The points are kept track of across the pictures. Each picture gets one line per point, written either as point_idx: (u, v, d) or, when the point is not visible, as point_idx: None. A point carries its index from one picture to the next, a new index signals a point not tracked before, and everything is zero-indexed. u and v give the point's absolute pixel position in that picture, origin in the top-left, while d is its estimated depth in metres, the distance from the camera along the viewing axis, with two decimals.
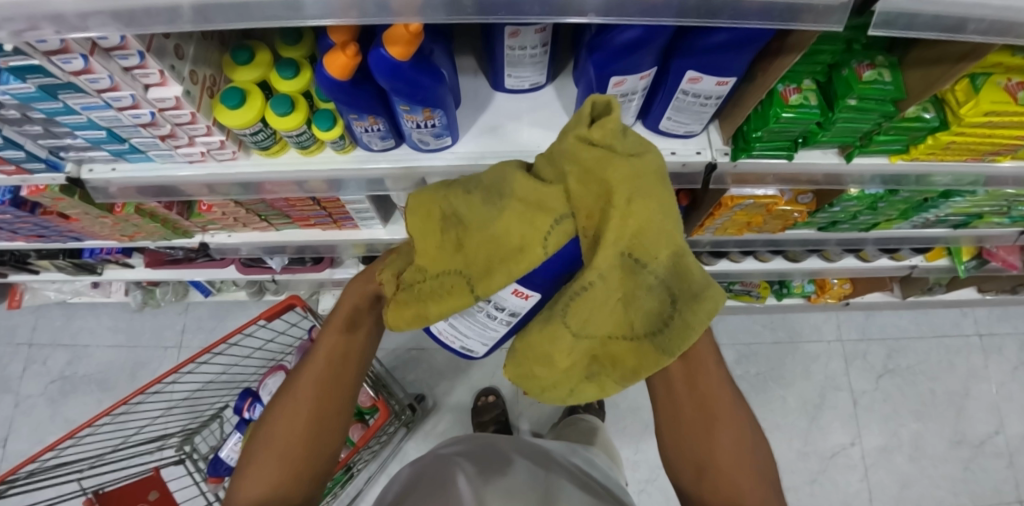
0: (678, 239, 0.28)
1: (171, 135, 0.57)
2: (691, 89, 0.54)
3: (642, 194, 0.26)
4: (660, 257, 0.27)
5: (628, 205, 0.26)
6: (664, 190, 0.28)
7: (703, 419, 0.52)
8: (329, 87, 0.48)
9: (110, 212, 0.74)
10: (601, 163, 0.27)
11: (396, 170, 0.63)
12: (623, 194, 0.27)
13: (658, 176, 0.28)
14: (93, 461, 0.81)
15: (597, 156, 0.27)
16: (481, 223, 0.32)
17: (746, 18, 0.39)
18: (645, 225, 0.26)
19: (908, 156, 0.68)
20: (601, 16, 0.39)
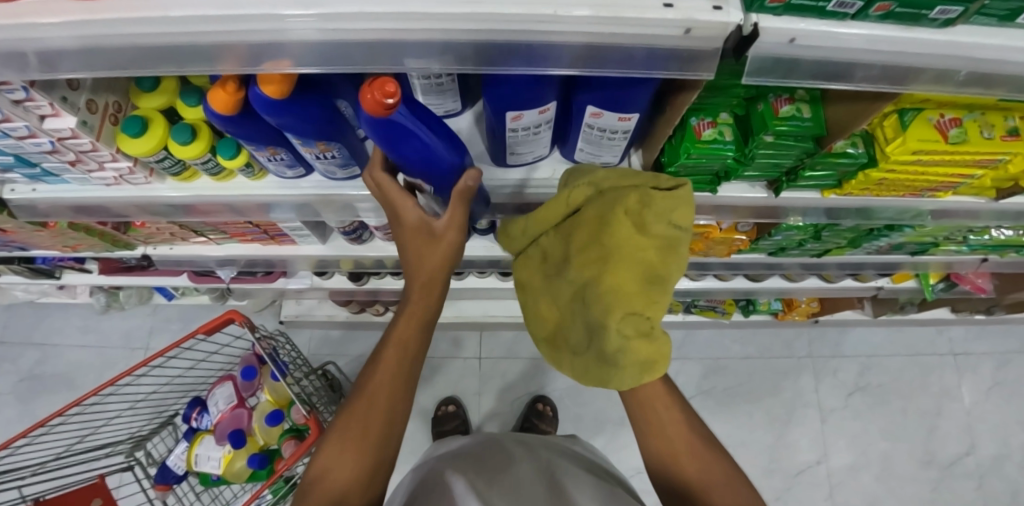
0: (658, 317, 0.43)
1: (79, 161, 0.56)
2: (595, 123, 0.52)
3: (635, 283, 0.42)
4: (650, 319, 0.43)
5: (643, 276, 0.42)
6: (664, 277, 0.43)
7: (669, 448, 0.57)
8: (217, 120, 0.48)
9: (43, 226, 0.74)
10: (631, 247, 0.42)
11: (313, 197, 0.63)
12: (623, 271, 0.42)
13: (665, 268, 0.42)
14: (35, 469, 0.82)
15: (634, 229, 0.42)
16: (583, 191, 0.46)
17: (604, 66, 0.38)
18: (647, 278, 0.42)
19: (841, 191, 0.66)
20: (445, 68, 0.39)
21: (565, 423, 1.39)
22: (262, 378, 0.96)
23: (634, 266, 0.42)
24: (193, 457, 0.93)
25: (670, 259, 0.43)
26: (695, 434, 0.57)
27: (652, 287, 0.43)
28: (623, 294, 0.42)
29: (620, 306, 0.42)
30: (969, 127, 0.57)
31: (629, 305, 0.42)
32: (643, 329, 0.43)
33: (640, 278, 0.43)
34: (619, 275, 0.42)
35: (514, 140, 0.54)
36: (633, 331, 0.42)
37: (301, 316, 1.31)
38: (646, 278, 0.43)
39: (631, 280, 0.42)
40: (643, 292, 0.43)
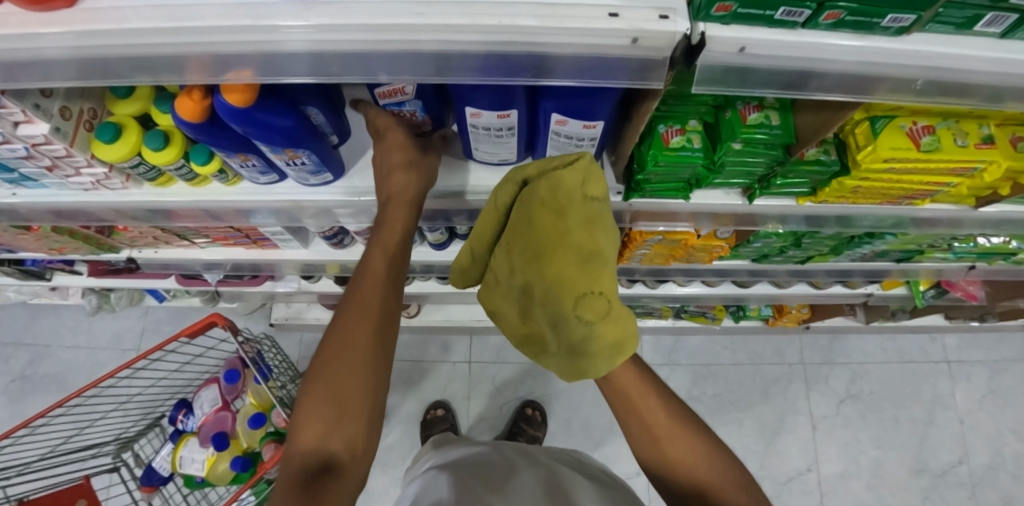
0: (606, 294, 0.43)
1: (57, 167, 0.57)
2: (561, 131, 0.52)
3: (576, 266, 0.43)
4: (600, 295, 0.43)
5: (576, 257, 0.43)
6: (595, 250, 0.43)
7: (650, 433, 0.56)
8: (185, 128, 0.49)
9: (27, 230, 0.75)
10: (560, 236, 0.43)
11: (286, 203, 0.63)
12: (564, 259, 0.43)
13: (593, 248, 0.43)
14: (19, 470, 0.83)
15: (548, 216, 0.43)
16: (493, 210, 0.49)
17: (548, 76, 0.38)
18: (580, 255, 0.43)
19: (816, 199, 0.65)
20: (392, 76, 0.39)
21: (553, 427, 1.39)
22: (245, 381, 0.96)
23: (571, 251, 0.43)
24: (178, 459, 0.94)
25: (600, 231, 0.43)
26: (676, 418, 0.56)
27: (595, 262, 0.43)
28: (570, 280, 0.43)
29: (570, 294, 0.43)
30: (943, 135, 0.57)
31: (578, 289, 0.43)
32: (603, 310, 0.43)
33: (581, 261, 0.43)
34: (561, 262, 0.43)
35: (478, 136, 0.55)
36: (592, 314, 0.43)
37: (291, 319, 1.32)
38: (586, 261, 0.42)
39: (573, 264, 0.43)
40: (587, 269, 0.43)
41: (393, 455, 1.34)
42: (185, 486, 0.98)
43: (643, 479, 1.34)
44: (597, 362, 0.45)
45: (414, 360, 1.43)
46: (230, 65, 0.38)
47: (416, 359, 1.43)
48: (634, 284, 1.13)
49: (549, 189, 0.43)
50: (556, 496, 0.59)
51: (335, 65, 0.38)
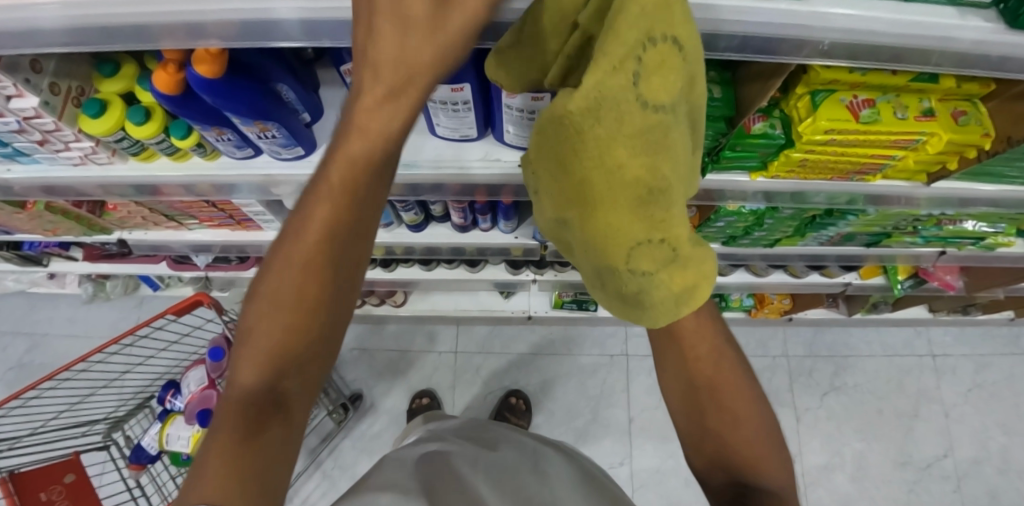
0: (665, 244, 0.30)
1: (47, 141, 0.61)
2: (511, 104, 0.55)
3: (627, 211, 0.29)
4: (657, 240, 0.30)
5: (625, 196, 0.29)
6: (658, 181, 0.28)
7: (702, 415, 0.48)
8: (161, 100, 0.52)
9: (23, 208, 0.79)
10: (607, 179, 0.29)
11: (260, 177, 0.67)
12: (613, 206, 0.30)
13: (648, 183, 0.28)
14: (10, 443, 0.86)
15: (580, 140, 0.27)
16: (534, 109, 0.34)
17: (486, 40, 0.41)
18: (628, 195, 0.29)
19: (768, 173, 0.68)
20: (339, 42, 0.43)
21: (538, 417, 1.41)
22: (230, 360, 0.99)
23: (622, 194, 0.29)
24: (164, 436, 0.97)
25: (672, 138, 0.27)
26: (747, 404, 0.47)
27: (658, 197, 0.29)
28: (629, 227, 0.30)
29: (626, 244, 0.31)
30: (882, 108, 0.60)
31: (627, 239, 0.30)
32: (659, 262, 0.31)
33: (632, 200, 0.29)
34: (609, 214, 0.30)
35: (436, 111, 0.59)
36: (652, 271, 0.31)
37: None
38: (640, 207, 0.29)
39: (624, 212, 0.30)
40: (644, 217, 0.30)
41: (378, 443, 1.36)
42: (172, 464, 1.01)
43: (626, 469, 1.35)
44: (653, 318, 0.34)
45: (401, 350, 1.46)
46: (199, 40, 0.42)
47: (403, 349, 1.46)
48: None
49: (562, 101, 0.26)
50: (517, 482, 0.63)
51: (285, 33, 0.42)
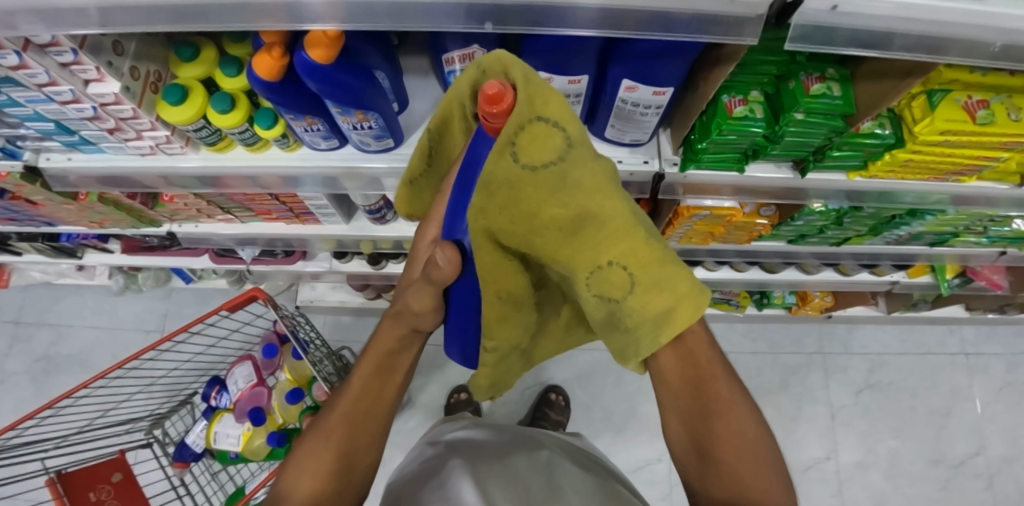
0: (592, 256, 0.41)
1: (119, 129, 0.57)
2: (630, 98, 0.52)
3: (569, 233, 0.40)
4: (622, 273, 0.40)
5: (566, 223, 0.39)
6: (583, 212, 0.38)
7: (692, 388, 0.54)
8: (260, 87, 0.48)
9: (73, 199, 0.75)
10: (534, 195, 0.38)
11: (344, 170, 0.64)
12: (524, 220, 0.40)
13: (583, 212, 0.38)
14: (58, 442, 0.83)
15: (560, 211, 0.38)
16: (591, 239, 0.40)
17: (654, 30, 0.38)
18: (573, 207, 0.38)
19: (866, 173, 0.67)
20: (499, 26, 0.39)
21: (575, 414, 1.40)
22: (282, 358, 0.96)
23: (550, 190, 0.38)
24: (213, 434, 0.94)
25: (566, 201, 0.38)
26: (734, 420, 0.54)
27: (600, 185, 0.38)
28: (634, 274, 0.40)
29: (649, 267, 0.40)
30: (995, 110, 0.57)
31: (588, 257, 0.41)
32: (628, 282, 0.40)
33: (576, 217, 0.39)
34: (541, 238, 0.41)
35: None
36: (686, 288, 0.41)
37: (316, 301, 1.34)
38: (590, 212, 0.38)
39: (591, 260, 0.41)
40: (592, 246, 0.40)
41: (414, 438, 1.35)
42: (218, 462, 0.98)
43: (663, 465, 1.35)
44: (612, 225, 0.39)
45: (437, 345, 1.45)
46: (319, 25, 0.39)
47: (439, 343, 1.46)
48: None
49: (559, 219, 0.39)
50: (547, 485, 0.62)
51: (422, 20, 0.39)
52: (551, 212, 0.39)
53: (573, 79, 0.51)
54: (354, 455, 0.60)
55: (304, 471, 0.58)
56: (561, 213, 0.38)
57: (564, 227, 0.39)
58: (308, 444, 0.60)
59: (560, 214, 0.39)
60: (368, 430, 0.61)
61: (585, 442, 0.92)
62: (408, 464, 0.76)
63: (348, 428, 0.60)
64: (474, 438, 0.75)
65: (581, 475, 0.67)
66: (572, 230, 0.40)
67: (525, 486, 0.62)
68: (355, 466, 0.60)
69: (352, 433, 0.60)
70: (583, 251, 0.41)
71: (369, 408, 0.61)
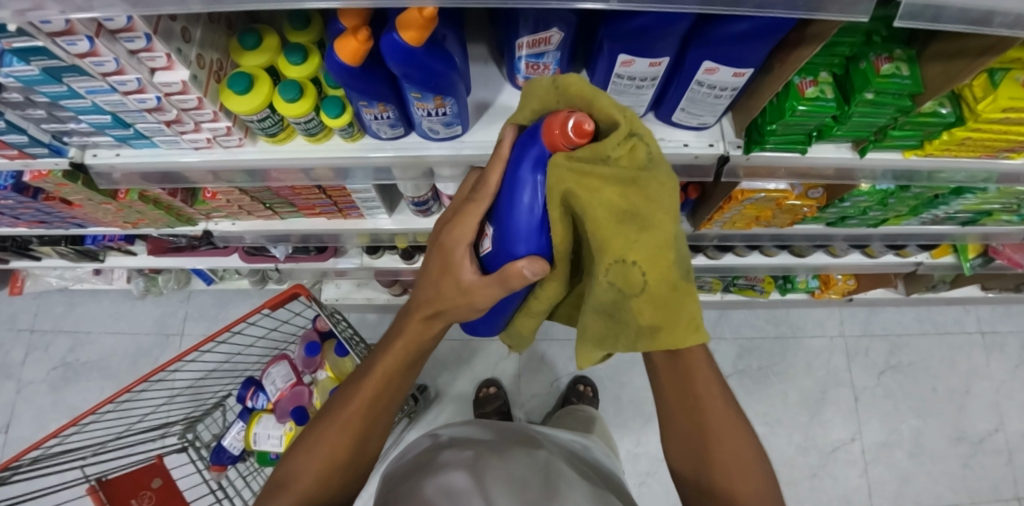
0: (629, 260, 0.39)
1: (177, 121, 0.56)
2: (706, 80, 0.53)
3: (610, 225, 0.38)
4: (639, 273, 0.39)
5: (604, 212, 0.38)
6: (634, 211, 0.37)
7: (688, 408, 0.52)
8: (338, 72, 0.47)
9: (113, 198, 0.73)
10: (585, 197, 0.37)
11: (404, 159, 0.63)
12: (586, 193, 0.37)
13: (626, 212, 0.38)
14: (98, 449, 0.81)
15: (606, 191, 0.37)
16: (636, 235, 0.38)
17: (773, 7, 0.38)
18: (609, 201, 0.37)
19: (921, 152, 0.68)
20: (622, 3, 0.37)
21: (604, 404, 1.41)
22: (324, 355, 0.96)
23: (603, 179, 0.37)
24: (252, 436, 0.93)
25: (614, 190, 0.37)
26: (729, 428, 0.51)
27: (661, 197, 0.38)
28: (661, 286, 0.40)
29: (665, 282, 0.40)
30: None
31: (615, 252, 0.39)
32: (641, 286, 0.39)
33: (614, 214, 0.38)
34: (590, 212, 0.38)
35: (618, 86, 0.56)
36: (684, 320, 0.43)
37: (341, 299, 1.32)
38: (643, 214, 0.37)
39: (620, 247, 0.39)
40: (627, 236, 0.38)
41: None
42: (257, 464, 0.97)
43: None
44: (653, 234, 0.38)
45: (463, 339, 1.46)
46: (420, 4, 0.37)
47: (465, 338, 1.46)
48: (695, 254, 1.15)
49: (598, 202, 0.38)
50: (546, 482, 0.61)
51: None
52: (592, 196, 0.37)
53: (654, 62, 0.51)
54: (363, 448, 0.57)
55: (311, 459, 0.54)
56: (595, 197, 0.37)
57: (595, 211, 0.38)
58: (320, 428, 0.56)
59: (597, 199, 0.37)
60: (378, 422, 0.58)
61: (587, 440, 0.90)
62: (405, 454, 0.75)
63: (361, 416, 0.56)
64: (473, 435, 0.74)
65: (581, 479, 0.66)
66: (617, 220, 0.38)
67: (522, 480, 0.60)
68: (362, 456, 0.57)
69: (366, 426, 0.57)
70: (608, 246, 0.39)
71: (384, 399, 0.58)
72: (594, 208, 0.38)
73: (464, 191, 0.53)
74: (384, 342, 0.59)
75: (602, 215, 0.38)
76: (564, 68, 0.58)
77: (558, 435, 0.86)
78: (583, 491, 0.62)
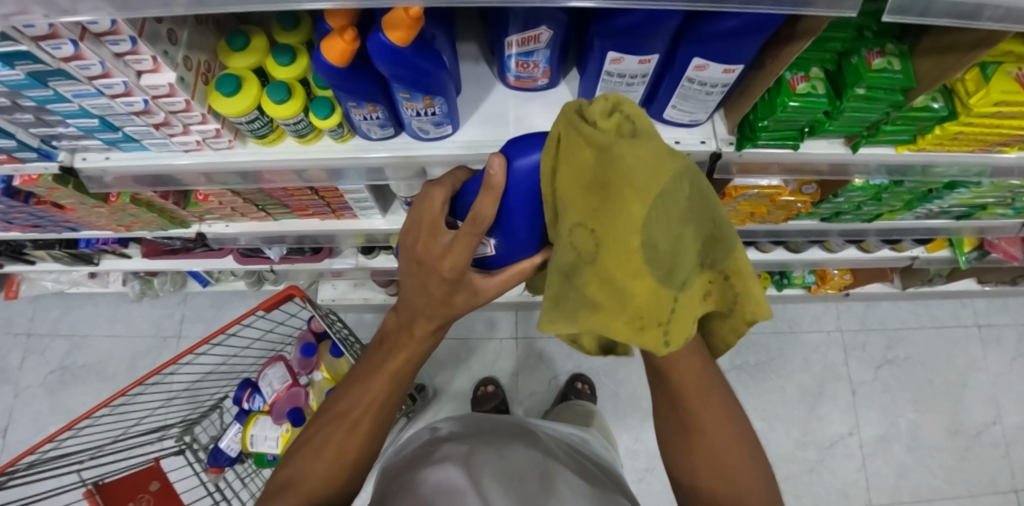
0: (586, 227, 0.36)
1: (166, 123, 0.55)
2: (696, 77, 0.53)
3: (573, 186, 0.36)
4: (595, 241, 0.36)
5: (574, 170, 0.36)
6: (603, 176, 0.34)
7: (676, 409, 0.51)
8: (326, 73, 0.46)
9: (105, 201, 0.73)
10: (564, 149, 0.36)
11: (396, 159, 0.63)
12: (566, 153, 0.36)
13: (596, 174, 0.34)
14: (94, 453, 0.81)
15: (580, 149, 0.35)
16: (603, 203, 0.35)
17: (761, 3, 0.37)
18: (582, 160, 0.35)
19: (914, 146, 0.68)
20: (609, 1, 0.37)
21: (602, 401, 1.41)
22: (320, 356, 0.96)
23: (579, 140, 0.35)
24: (248, 438, 0.92)
25: (586, 151, 0.35)
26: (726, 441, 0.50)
27: (638, 169, 0.31)
28: (619, 270, 0.35)
29: (627, 267, 0.34)
30: None
31: (575, 216, 0.37)
32: (594, 255, 0.37)
33: (585, 178, 0.35)
34: (563, 171, 0.37)
35: (608, 84, 0.56)
36: (654, 323, 0.37)
37: (338, 300, 1.32)
38: (608, 186, 0.34)
39: (583, 209, 0.36)
40: (593, 201, 0.35)
41: None
42: (254, 465, 0.97)
43: None
44: (618, 205, 0.33)
45: (460, 338, 1.46)
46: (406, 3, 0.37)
47: (462, 337, 1.46)
48: None
49: (572, 159, 0.36)
50: (544, 478, 0.61)
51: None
52: (569, 155, 0.36)
53: (643, 59, 0.50)
54: (373, 445, 0.57)
55: (319, 460, 0.54)
56: (573, 158, 0.36)
57: (567, 171, 0.36)
58: (327, 429, 0.56)
59: (573, 159, 0.36)
60: (386, 421, 0.58)
61: (586, 434, 0.90)
62: (403, 448, 0.75)
63: (369, 417, 0.56)
64: (471, 429, 0.73)
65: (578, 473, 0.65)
66: (587, 182, 0.35)
67: (518, 476, 0.60)
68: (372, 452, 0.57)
69: (377, 425, 0.57)
70: (574, 208, 0.37)
71: (391, 401, 0.57)
72: (568, 167, 0.36)
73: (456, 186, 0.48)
74: (386, 342, 0.57)
75: (573, 175, 0.36)
76: (554, 66, 0.58)
77: (556, 429, 0.86)
78: (581, 486, 0.62)
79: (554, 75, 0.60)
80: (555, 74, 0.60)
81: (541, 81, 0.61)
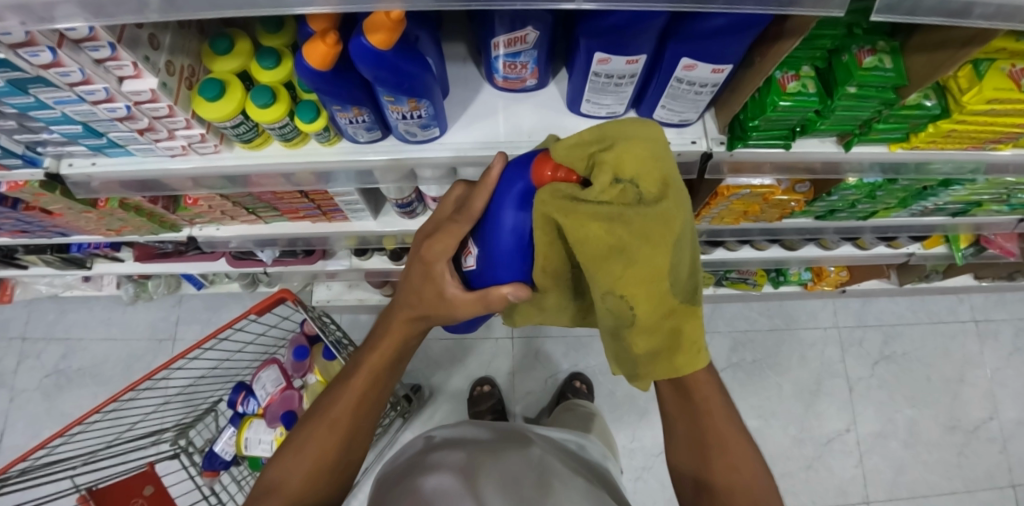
0: (619, 294, 0.40)
1: (150, 129, 0.55)
2: (685, 76, 0.52)
3: (598, 259, 0.39)
4: (630, 301, 0.39)
5: (592, 246, 0.38)
6: (622, 248, 0.37)
7: (691, 419, 0.54)
8: (309, 77, 0.46)
9: (93, 206, 0.72)
10: (569, 227, 0.39)
11: (385, 162, 0.62)
12: (573, 228, 0.38)
13: (614, 246, 0.37)
14: (87, 458, 0.81)
15: (590, 226, 0.37)
16: (629, 268, 0.38)
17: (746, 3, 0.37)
18: (594, 237, 0.38)
19: (907, 144, 0.67)
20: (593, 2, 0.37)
21: (599, 400, 1.41)
22: (313, 359, 0.96)
23: (590, 215, 0.37)
24: (242, 441, 0.93)
25: (598, 225, 0.37)
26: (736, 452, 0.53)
27: (653, 230, 0.36)
28: (656, 317, 0.40)
29: (657, 312, 0.40)
30: None
31: (604, 287, 0.40)
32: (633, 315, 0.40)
33: (601, 251, 0.38)
34: (579, 245, 0.39)
35: (597, 85, 0.55)
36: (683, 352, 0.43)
37: (333, 301, 1.32)
38: (631, 247, 0.37)
39: (612, 280, 0.39)
40: (616, 269, 0.38)
41: None
42: (250, 468, 0.97)
43: None
44: (645, 261, 0.37)
45: (456, 338, 1.46)
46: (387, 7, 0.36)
47: (458, 337, 1.46)
48: None
49: (584, 237, 0.38)
50: (540, 485, 0.60)
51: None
52: (578, 231, 0.38)
53: (631, 59, 0.50)
54: (351, 449, 0.56)
55: (299, 459, 0.54)
56: (581, 234, 0.38)
57: (582, 248, 0.39)
58: (309, 428, 0.56)
59: (583, 233, 0.38)
60: (365, 423, 0.57)
61: (582, 439, 0.89)
62: (398, 455, 0.75)
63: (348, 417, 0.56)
64: (468, 436, 0.73)
65: (576, 479, 0.65)
66: (606, 254, 0.38)
67: (516, 484, 0.59)
68: (352, 455, 0.57)
69: (355, 427, 0.56)
70: (598, 280, 0.40)
71: (370, 401, 0.57)
72: (581, 245, 0.39)
73: (448, 204, 0.51)
74: (369, 341, 0.58)
75: (590, 250, 0.39)
76: (542, 67, 0.58)
77: (554, 434, 0.85)
78: (579, 494, 0.61)
79: (542, 76, 0.60)
80: (543, 75, 0.59)
81: (530, 82, 0.60)
